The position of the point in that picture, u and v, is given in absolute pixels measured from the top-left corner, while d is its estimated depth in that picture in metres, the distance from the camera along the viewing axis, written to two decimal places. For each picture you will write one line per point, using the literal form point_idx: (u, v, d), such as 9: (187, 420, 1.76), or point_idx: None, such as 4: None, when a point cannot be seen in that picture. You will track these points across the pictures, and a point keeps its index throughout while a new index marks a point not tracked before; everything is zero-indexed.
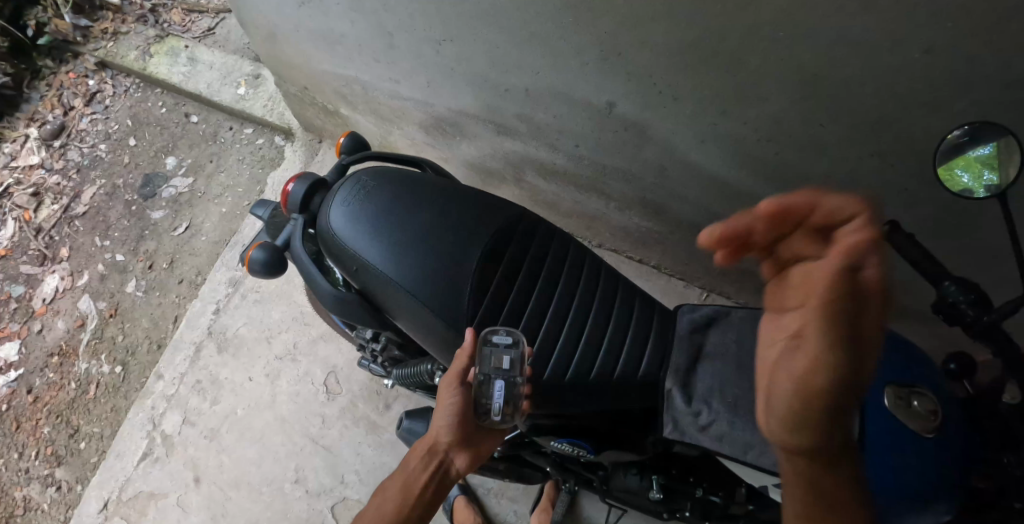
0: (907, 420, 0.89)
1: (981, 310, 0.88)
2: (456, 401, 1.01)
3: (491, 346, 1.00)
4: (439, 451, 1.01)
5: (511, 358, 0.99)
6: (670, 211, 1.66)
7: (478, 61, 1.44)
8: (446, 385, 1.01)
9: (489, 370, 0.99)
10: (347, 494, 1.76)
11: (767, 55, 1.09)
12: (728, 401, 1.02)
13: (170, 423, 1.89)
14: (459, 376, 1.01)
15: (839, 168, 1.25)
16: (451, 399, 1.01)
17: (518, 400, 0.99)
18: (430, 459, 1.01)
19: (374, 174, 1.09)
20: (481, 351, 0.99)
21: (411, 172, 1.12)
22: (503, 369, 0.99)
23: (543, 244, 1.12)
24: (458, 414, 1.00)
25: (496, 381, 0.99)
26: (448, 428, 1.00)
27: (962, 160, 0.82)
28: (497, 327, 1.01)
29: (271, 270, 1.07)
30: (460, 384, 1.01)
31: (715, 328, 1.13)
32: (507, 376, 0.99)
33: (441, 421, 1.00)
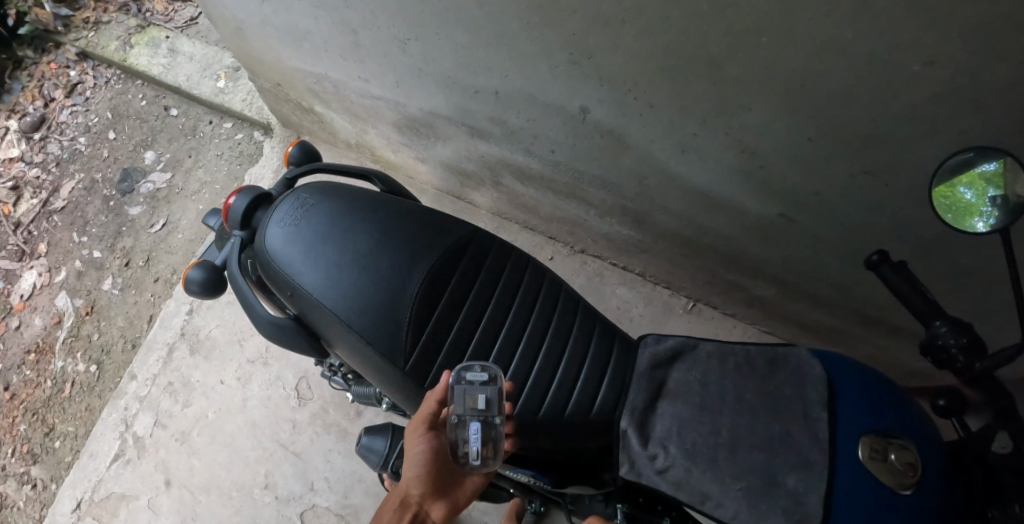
0: (880, 475, 0.83)
1: (973, 357, 0.86)
2: (424, 446, 0.98)
3: (465, 385, 0.98)
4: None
5: (486, 396, 0.96)
6: (650, 220, 1.59)
7: (445, 62, 1.37)
8: (411, 432, 0.99)
9: (464, 410, 0.96)
10: (317, 501, 1.73)
11: (751, 61, 1.01)
12: (688, 444, 0.97)
13: (142, 424, 1.85)
14: (427, 420, 0.99)
15: (828, 183, 1.18)
16: (418, 446, 0.98)
17: (497, 440, 0.96)
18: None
19: (321, 200, 1.11)
20: (453, 390, 0.97)
21: (360, 198, 1.13)
22: (477, 408, 0.96)
23: (493, 274, 1.14)
24: (427, 459, 0.97)
25: (471, 422, 0.95)
26: (418, 477, 0.96)
27: (966, 176, 0.79)
28: (471, 365, 0.99)
29: (205, 290, 1.10)
30: (426, 427, 0.99)
31: (679, 365, 1.07)
32: (482, 415, 0.96)
33: (410, 470, 0.96)
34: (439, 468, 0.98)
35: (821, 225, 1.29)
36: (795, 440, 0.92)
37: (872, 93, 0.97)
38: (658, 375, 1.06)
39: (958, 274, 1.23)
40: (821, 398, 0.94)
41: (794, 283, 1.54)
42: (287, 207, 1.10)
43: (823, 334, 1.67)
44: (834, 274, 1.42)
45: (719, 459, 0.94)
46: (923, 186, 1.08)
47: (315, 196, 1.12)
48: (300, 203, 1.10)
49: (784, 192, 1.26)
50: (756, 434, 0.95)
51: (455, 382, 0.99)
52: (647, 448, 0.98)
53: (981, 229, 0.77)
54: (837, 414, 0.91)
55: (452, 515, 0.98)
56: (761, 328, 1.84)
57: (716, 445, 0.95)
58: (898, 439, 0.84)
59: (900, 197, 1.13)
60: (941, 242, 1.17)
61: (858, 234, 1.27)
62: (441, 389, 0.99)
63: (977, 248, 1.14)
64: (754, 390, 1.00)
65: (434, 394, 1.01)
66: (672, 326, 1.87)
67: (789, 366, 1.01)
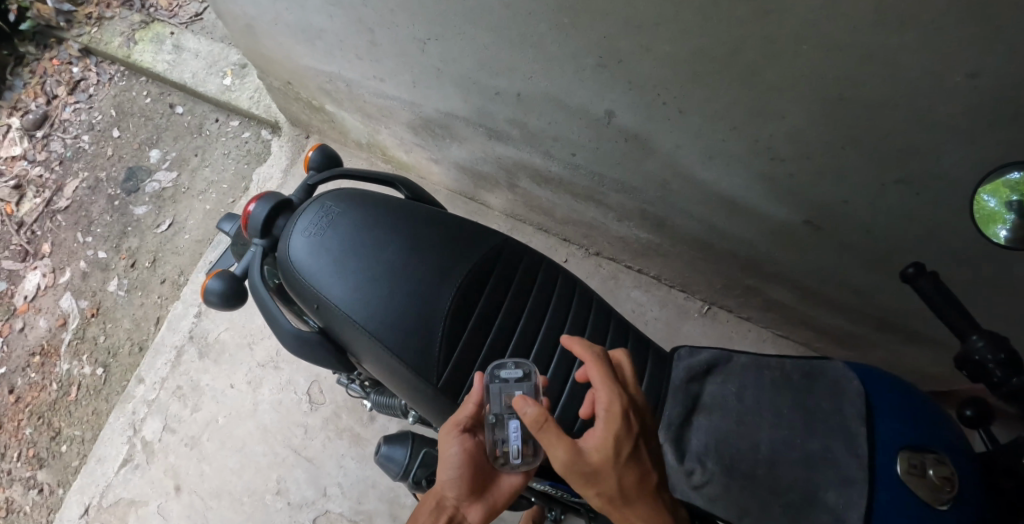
0: (919, 489, 0.82)
1: (1010, 371, 0.84)
2: (459, 448, 0.93)
3: (501, 383, 0.99)
4: (447, 507, 0.93)
5: (523, 394, 0.97)
6: (670, 225, 1.57)
7: (465, 63, 1.34)
8: (445, 434, 0.94)
9: (502, 408, 0.97)
10: (329, 507, 1.70)
11: (789, 69, 0.99)
12: (725, 461, 0.97)
13: (150, 429, 1.82)
14: (461, 421, 0.95)
15: (858, 193, 1.16)
16: (452, 448, 0.93)
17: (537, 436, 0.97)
18: (439, 515, 0.92)
19: (350, 214, 1.13)
20: (489, 389, 0.98)
21: (388, 212, 1.15)
22: (514, 405, 0.97)
23: (525, 285, 1.16)
24: (462, 461, 0.93)
25: (511, 420, 0.95)
26: (455, 478, 0.92)
27: (992, 184, 0.70)
28: (504, 363, 1.00)
29: (226, 301, 1.14)
30: (460, 429, 0.94)
31: (714, 378, 1.08)
32: (520, 412, 0.96)
33: (446, 473, 0.92)
34: (475, 469, 0.94)
35: (847, 233, 1.27)
36: (834, 456, 0.91)
37: (912, 103, 0.95)
38: (693, 389, 1.07)
39: (988, 283, 1.20)
40: (860, 412, 0.93)
41: (816, 289, 1.51)
42: (314, 220, 1.13)
43: (842, 340, 1.65)
44: (858, 281, 1.39)
45: (757, 476, 0.94)
46: (958, 197, 1.06)
47: (343, 209, 1.14)
48: (327, 217, 1.13)
49: (810, 199, 1.23)
50: (793, 448, 0.95)
51: (490, 382, 0.99)
52: (683, 463, 0.99)
53: (1004, 238, 0.69)
54: (875, 430, 0.90)
55: (490, 515, 0.96)
56: (778, 333, 1.81)
57: (755, 462, 0.96)
58: (936, 454, 0.84)
59: (933, 207, 1.10)
60: (973, 252, 1.15)
61: (886, 242, 1.24)
62: (477, 390, 0.97)
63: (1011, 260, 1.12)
64: (791, 405, 1.00)
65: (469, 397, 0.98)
66: (688, 330, 1.85)
67: (825, 381, 1.00)
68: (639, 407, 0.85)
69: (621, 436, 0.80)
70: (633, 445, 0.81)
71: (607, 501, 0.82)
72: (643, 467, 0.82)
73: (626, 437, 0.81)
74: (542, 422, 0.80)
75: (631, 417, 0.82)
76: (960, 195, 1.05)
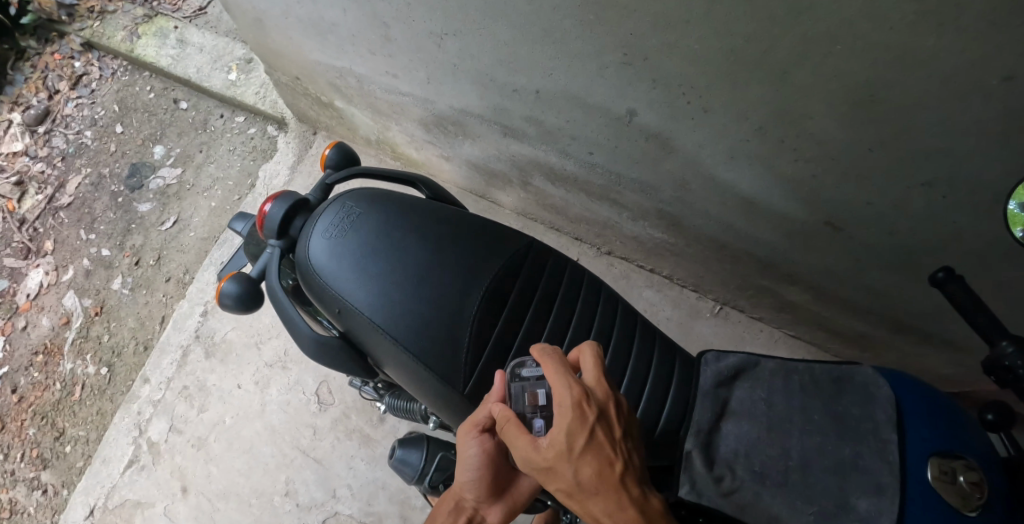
0: (947, 495, 0.80)
1: None
2: (477, 450, 0.91)
3: (522, 381, 0.91)
4: (467, 507, 0.93)
5: (546, 392, 0.89)
6: (686, 225, 1.54)
7: (483, 59, 1.32)
8: (463, 435, 0.92)
9: (525, 408, 0.88)
10: (339, 508, 1.68)
11: (822, 69, 0.96)
12: (755, 469, 0.95)
13: (156, 430, 1.79)
14: (480, 422, 0.92)
15: (884, 195, 1.14)
16: (471, 450, 0.91)
17: None
18: (458, 516, 0.92)
19: (373, 216, 1.11)
20: (510, 388, 0.90)
21: (411, 213, 1.13)
22: (537, 405, 0.89)
23: (551, 287, 1.14)
24: (481, 463, 0.90)
25: (534, 421, 0.88)
26: (472, 481, 0.90)
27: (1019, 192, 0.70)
28: (524, 361, 0.93)
29: (241, 304, 1.12)
30: (479, 429, 0.92)
31: (741, 383, 1.06)
32: (544, 413, 0.88)
33: (464, 474, 0.90)
34: (495, 470, 0.92)
35: (870, 235, 1.24)
36: (865, 463, 0.89)
37: (946, 105, 0.92)
38: (721, 394, 1.05)
39: (1014, 287, 1.18)
40: (890, 418, 0.90)
41: (833, 292, 1.49)
42: (336, 222, 1.10)
43: (858, 342, 1.63)
44: (879, 283, 1.37)
45: (788, 483, 0.92)
46: (987, 201, 1.03)
47: (366, 211, 1.12)
48: (350, 219, 1.11)
49: (833, 201, 1.21)
50: (825, 456, 0.93)
51: (511, 380, 0.91)
52: (712, 470, 0.96)
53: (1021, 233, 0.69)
54: (905, 435, 0.88)
55: (510, 515, 0.94)
56: (792, 334, 1.79)
57: (785, 469, 0.94)
58: (965, 460, 0.81)
59: (962, 210, 1.08)
60: (1000, 256, 1.12)
61: (911, 245, 1.22)
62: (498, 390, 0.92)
63: None
64: (822, 411, 0.98)
65: (489, 396, 0.93)
66: (701, 330, 1.83)
67: (853, 386, 0.98)
68: (601, 401, 0.83)
69: (572, 428, 0.79)
70: (586, 436, 0.79)
71: (572, 496, 0.80)
72: (604, 458, 0.79)
73: (576, 428, 0.79)
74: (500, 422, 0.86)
75: (582, 409, 0.80)
76: (989, 199, 1.03)
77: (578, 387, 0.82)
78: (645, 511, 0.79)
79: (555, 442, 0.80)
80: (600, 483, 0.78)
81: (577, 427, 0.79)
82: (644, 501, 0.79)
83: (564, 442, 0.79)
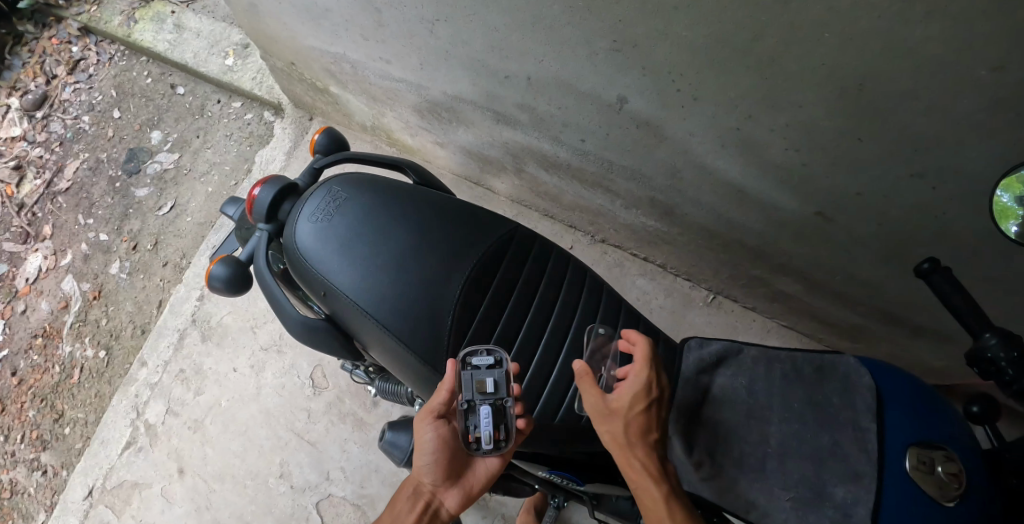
0: (924, 485, 0.82)
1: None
2: (433, 435, 0.97)
3: (471, 369, 1.00)
4: (424, 492, 0.98)
5: (494, 380, 0.99)
6: (678, 213, 1.54)
7: (475, 45, 1.32)
8: (420, 421, 0.98)
9: (473, 395, 0.98)
10: (333, 490, 1.70)
11: (810, 56, 0.96)
12: (734, 455, 0.97)
13: (153, 412, 1.82)
14: (436, 409, 0.98)
15: (873, 187, 1.14)
16: (427, 435, 0.97)
17: (509, 423, 0.98)
18: (416, 501, 0.97)
19: (359, 201, 1.12)
20: (460, 375, 0.99)
21: (397, 198, 1.14)
22: (486, 391, 0.98)
23: (536, 272, 1.15)
24: (436, 447, 0.97)
25: (482, 407, 0.98)
26: (429, 465, 0.97)
27: (1007, 179, 0.75)
28: (475, 350, 1.01)
29: (229, 287, 1.13)
30: (434, 415, 0.98)
31: (723, 370, 1.07)
32: (492, 398, 0.98)
33: (420, 458, 0.97)
34: (451, 455, 0.98)
35: (859, 225, 1.25)
36: (843, 451, 0.91)
37: (935, 94, 0.92)
38: (703, 381, 1.06)
39: (1001, 279, 1.19)
40: (870, 407, 0.92)
41: (823, 282, 1.50)
42: (323, 206, 1.11)
43: (848, 332, 1.64)
44: (868, 274, 1.38)
45: (767, 469, 0.94)
46: (975, 192, 1.04)
47: (353, 195, 1.13)
48: (337, 203, 1.11)
49: (822, 191, 1.21)
50: (804, 443, 0.95)
51: (462, 368, 1.00)
52: (692, 456, 0.99)
53: (1013, 233, 0.74)
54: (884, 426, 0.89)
55: (467, 501, 1.00)
56: (783, 323, 1.80)
57: (764, 455, 0.96)
58: (945, 451, 0.83)
59: (948, 202, 1.08)
60: (986, 247, 1.13)
61: (898, 236, 1.22)
62: (450, 377, 0.98)
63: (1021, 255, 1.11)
64: (802, 399, 0.99)
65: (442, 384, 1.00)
66: (693, 318, 1.84)
67: (836, 376, 0.99)
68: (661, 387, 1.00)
69: (641, 396, 0.96)
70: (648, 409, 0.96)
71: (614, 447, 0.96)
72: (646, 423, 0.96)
73: (644, 395, 0.96)
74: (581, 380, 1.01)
75: (648, 387, 0.97)
76: (976, 190, 1.03)
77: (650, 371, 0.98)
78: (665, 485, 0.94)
79: (624, 398, 0.96)
80: (644, 446, 0.94)
81: (643, 397, 0.96)
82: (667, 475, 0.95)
83: (632, 402, 0.96)
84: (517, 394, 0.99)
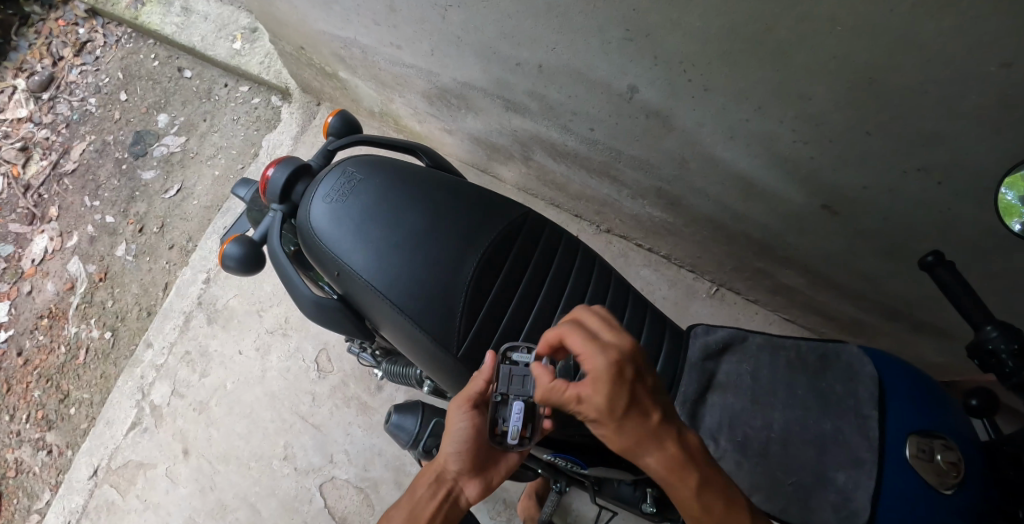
0: (924, 472, 0.83)
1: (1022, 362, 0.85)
2: (467, 423, 0.97)
3: (510, 364, 1.00)
4: (446, 479, 0.97)
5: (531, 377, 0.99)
6: (685, 204, 1.55)
7: (487, 32, 1.32)
8: (455, 408, 0.98)
9: (509, 389, 0.98)
10: (336, 473, 1.72)
11: (823, 47, 0.96)
12: (736, 439, 0.99)
13: (159, 393, 1.83)
14: (472, 398, 0.99)
15: (880, 181, 1.15)
16: (461, 423, 0.97)
17: (538, 420, 0.98)
18: (438, 488, 0.96)
19: (373, 183, 1.13)
20: (500, 368, 0.98)
21: (410, 181, 1.14)
22: (521, 388, 0.98)
23: (547, 256, 1.16)
24: (468, 436, 0.97)
25: (515, 402, 0.96)
26: (456, 452, 0.97)
27: (1011, 178, 0.77)
28: (516, 346, 1.01)
29: (242, 266, 1.14)
30: (471, 404, 0.98)
31: (729, 357, 1.09)
32: (526, 396, 0.98)
33: (450, 445, 0.96)
34: (477, 445, 0.98)
35: (864, 219, 1.26)
36: (845, 437, 0.93)
37: (944, 88, 0.93)
38: (708, 368, 1.08)
39: (1003, 276, 1.20)
40: (872, 396, 0.94)
41: (826, 275, 1.51)
42: (338, 187, 1.12)
43: (850, 326, 1.65)
44: (871, 268, 1.39)
45: (770, 454, 0.96)
46: (979, 187, 1.04)
47: (367, 177, 1.13)
48: (351, 184, 1.12)
49: (830, 184, 1.22)
50: (807, 429, 0.97)
51: (500, 362, 1.00)
52: None
53: (1017, 229, 0.74)
54: (885, 413, 0.91)
55: (486, 491, 0.99)
56: (786, 316, 1.81)
57: (767, 441, 0.98)
58: (945, 440, 0.84)
59: (954, 199, 1.09)
60: (989, 243, 1.14)
61: (904, 231, 1.23)
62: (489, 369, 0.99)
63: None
64: (805, 387, 1.01)
65: (479, 372, 1.00)
66: (696, 309, 1.85)
67: (838, 365, 1.01)
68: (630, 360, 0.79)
69: (611, 393, 0.76)
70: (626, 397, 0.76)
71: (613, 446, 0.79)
72: (638, 410, 0.77)
73: (611, 388, 0.76)
74: (545, 393, 0.82)
75: (619, 367, 0.77)
76: (981, 186, 1.04)
77: (607, 354, 0.78)
78: (685, 449, 0.78)
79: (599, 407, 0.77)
80: (648, 436, 0.77)
81: (612, 389, 0.76)
82: (683, 439, 0.79)
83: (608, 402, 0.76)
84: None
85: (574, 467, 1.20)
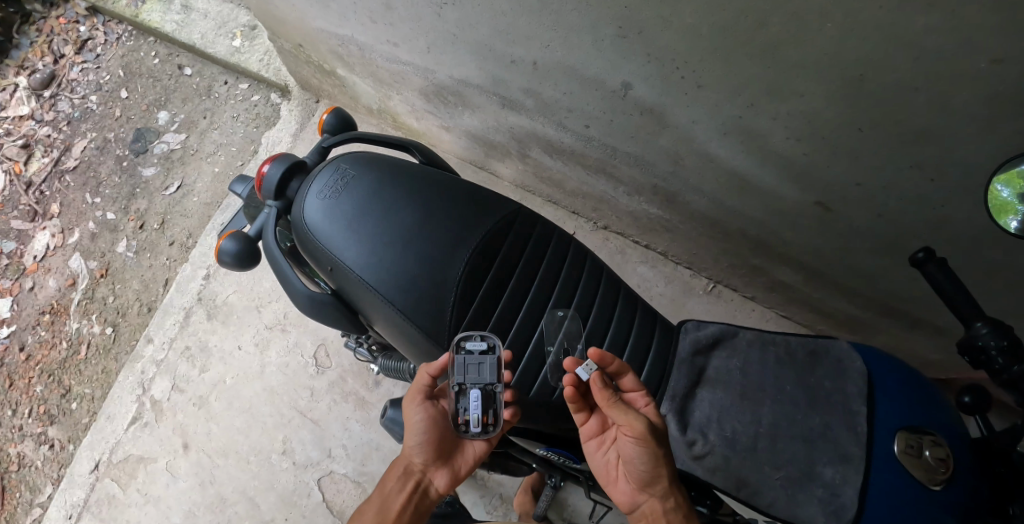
0: (913, 468, 0.85)
1: (1011, 359, 0.85)
2: (422, 416, 1.03)
3: (465, 354, 1.03)
4: (414, 471, 1.04)
5: (486, 364, 1.02)
6: (680, 201, 1.56)
7: (483, 30, 1.33)
8: (410, 402, 1.03)
9: (463, 379, 1.02)
10: (334, 468, 1.73)
11: (813, 43, 0.97)
12: (726, 434, 1.00)
13: (159, 388, 1.85)
14: (424, 391, 1.04)
15: (873, 178, 1.16)
16: (416, 416, 1.03)
17: (498, 407, 1.03)
18: (406, 480, 1.03)
19: (365, 179, 1.14)
20: (454, 360, 1.02)
21: (401, 177, 1.16)
22: (477, 376, 1.02)
23: (537, 252, 1.17)
24: (426, 429, 1.02)
25: (472, 391, 1.02)
26: (419, 445, 1.02)
27: (1008, 174, 0.76)
28: (470, 335, 1.04)
29: (237, 261, 1.15)
30: (423, 398, 1.03)
31: (719, 352, 1.10)
32: (482, 383, 1.02)
33: (410, 439, 1.02)
34: (440, 436, 1.03)
35: (857, 217, 1.27)
36: (833, 432, 0.94)
37: (934, 85, 0.93)
38: (698, 362, 1.09)
39: (995, 274, 1.21)
40: (860, 391, 0.95)
41: (820, 271, 1.52)
42: (331, 184, 1.13)
43: (845, 323, 1.66)
44: (865, 266, 1.40)
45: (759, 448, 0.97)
46: (971, 185, 1.05)
47: (360, 173, 1.14)
48: (344, 181, 1.13)
49: (823, 181, 1.23)
50: (795, 424, 0.98)
51: (455, 352, 1.03)
52: (686, 434, 1.02)
53: (1013, 228, 0.75)
54: (874, 410, 0.93)
55: (455, 481, 1.05)
56: (782, 313, 1.82)
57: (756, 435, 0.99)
58: (933, 436, 0.87)
59: (946, 196, 1.10)
60: (982, 240, 1.15)
61: (896, 228, 1.24)
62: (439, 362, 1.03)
63: (1016, 250, 1.12)
64: (795, 382, 1.02)
65: (430, 365, 1.04)
66: (692, 306, 1.86)
67: (828, 360, 1.02)
68: None
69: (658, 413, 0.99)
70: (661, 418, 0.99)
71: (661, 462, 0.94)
72: None
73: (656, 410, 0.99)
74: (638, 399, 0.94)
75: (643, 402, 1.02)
76: (972, 183, 1.05)
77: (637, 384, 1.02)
78: None
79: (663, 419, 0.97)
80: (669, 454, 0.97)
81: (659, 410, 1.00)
82: None
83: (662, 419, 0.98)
84: (507, 380, 1.03)
85: (568, 462, 1.22)
